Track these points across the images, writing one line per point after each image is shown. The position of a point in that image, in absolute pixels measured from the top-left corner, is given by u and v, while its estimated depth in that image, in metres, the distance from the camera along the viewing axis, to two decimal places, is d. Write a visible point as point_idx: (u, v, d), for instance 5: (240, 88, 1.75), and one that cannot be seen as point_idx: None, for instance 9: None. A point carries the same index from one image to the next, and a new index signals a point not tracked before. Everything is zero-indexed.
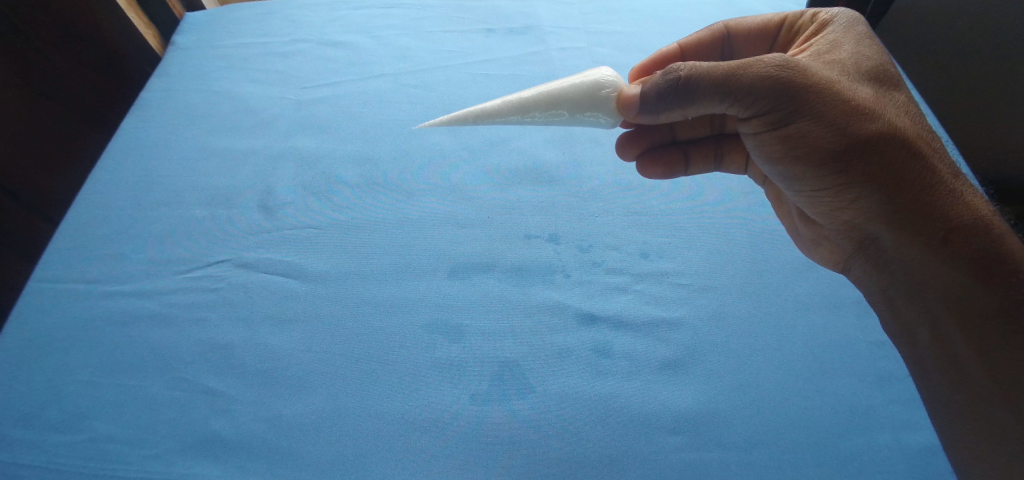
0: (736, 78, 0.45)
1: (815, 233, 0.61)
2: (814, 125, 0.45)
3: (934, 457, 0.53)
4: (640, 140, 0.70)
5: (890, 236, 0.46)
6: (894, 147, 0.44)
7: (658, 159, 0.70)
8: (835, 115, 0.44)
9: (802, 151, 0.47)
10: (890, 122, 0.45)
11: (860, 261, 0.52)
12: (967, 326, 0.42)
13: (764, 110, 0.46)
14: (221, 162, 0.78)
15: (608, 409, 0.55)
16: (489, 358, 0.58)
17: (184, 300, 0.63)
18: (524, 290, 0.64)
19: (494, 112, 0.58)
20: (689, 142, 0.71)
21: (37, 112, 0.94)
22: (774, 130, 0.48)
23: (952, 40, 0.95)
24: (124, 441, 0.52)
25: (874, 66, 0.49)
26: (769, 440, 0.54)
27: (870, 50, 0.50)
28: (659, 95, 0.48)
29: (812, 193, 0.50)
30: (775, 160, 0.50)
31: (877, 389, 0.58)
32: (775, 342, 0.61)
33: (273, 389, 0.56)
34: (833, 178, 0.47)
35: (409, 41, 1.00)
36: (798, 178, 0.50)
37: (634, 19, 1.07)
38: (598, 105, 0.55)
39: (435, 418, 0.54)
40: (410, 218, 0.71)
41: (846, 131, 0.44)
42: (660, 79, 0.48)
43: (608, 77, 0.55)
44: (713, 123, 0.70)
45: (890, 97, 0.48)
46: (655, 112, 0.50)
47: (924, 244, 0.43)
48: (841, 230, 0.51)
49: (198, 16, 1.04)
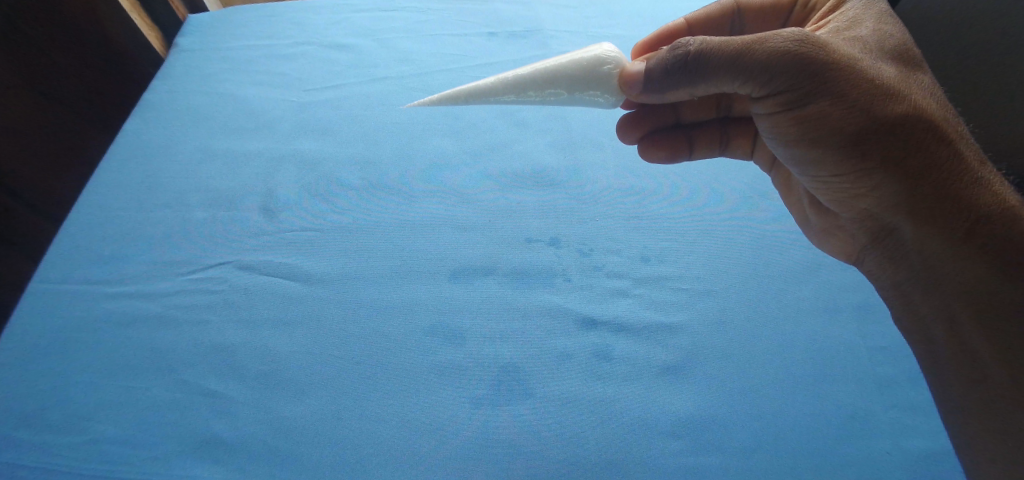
0: (750, 53, 0.44)
1: (829, 224, 0.59)
2: (834, 105, 0.43)
3: (934, 464, 0.53)
4: (642, 123, 0.69)
5: (909, 227, 0.45)
6: (918, 132, 0.43)
7: (661, 143, 0.69)
8: (857, 95, 0.43)
9: (820, 133, 0.45)
10: (914, 104, 0.43)
11: (874, 253, 0.51)
12: (986, 323, 0.41)
13: (778, 87, 0.45)
14: (223, 163, 0.78)
15: (609, 412, 0.54)
16: (489, 361, 0.57)
17: (182, 301, 0.62)
18: (524, 294, 0.63)
19: (489, 91, 0.57)
20: (693, 127, 0.70)
21: (40, 112, 0.94)
22: (790, 110, 0.46)
23: (952, 40, 0.89)
24: (123, 443, 0.51)
25: (897, 44, 0.48)
26: (772, 445, 0.53)
27: (891, 28, 0.49)
28: (665, 72, 0.48)
29: (828, 179, 0.49)
30: (790, 143, 0.49)
31: (878, 395, 0.57)
32: (777, 346, 0.60)
33: (273, 391, 0.55)
34: (852, 164, 0.45)
35: (410, 44, 1.00)
36: (815, 163, 0.49)
37: (636, 22, 1.07)
38: (598, 82, 0.53)
39: (434, 424, 0.53)
40: (410, 221, 0.71)
41: (868, 112, 0.43)
42: (667, 54, 0.47)
43: (610, 53, 0.53)
44: (720, 107, 0.69)
45: (914, 77, 0.46)
46: (660, 91, 0.50)
47: (945, 236, 0.42)
48: (858, 219, 0.50)
49: (201, 16, 1.05)
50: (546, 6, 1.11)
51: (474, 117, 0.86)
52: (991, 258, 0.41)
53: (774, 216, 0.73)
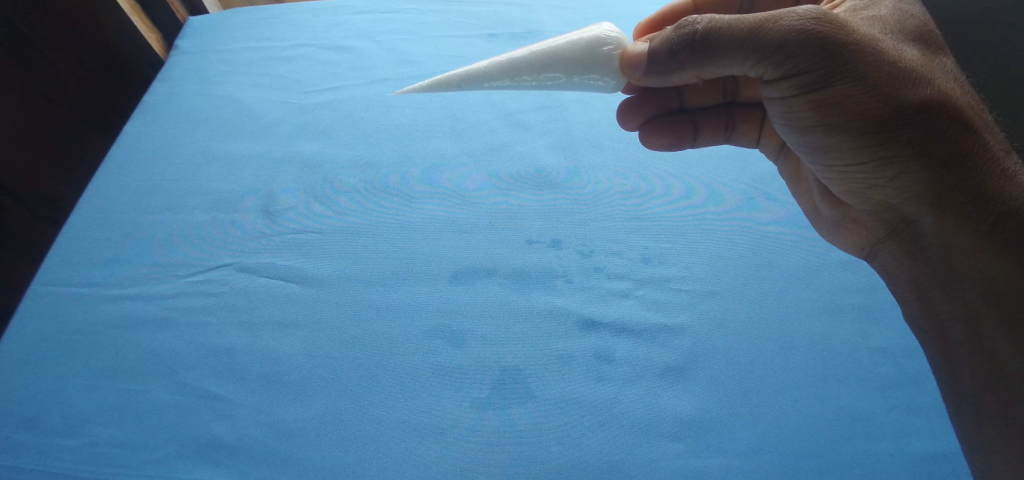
0: (764, 31, 0.43)
1: (841, 215, 0.58)
2: (852, 89, 0.43)
3: (935, 466, 0.52)
4: (644, 109, 0.68)
5: (930, 218, 0.44)
6: (942, 119, 0.42)
7: (665, 129, 0.68)
8: (879, 79, 0.42)
9: (838, 119, 0.45)
10: (938, 89, 0.43)
11: (891, 246, 0.50)
12: (1010, 320, 0.40)
13: (793, 69, 0.44)
14: (222, 166, 0.78)
15: (609, 415, 0.53)
16: (490, 363, 0.57)
17: (182, 303, 0.62)
18: (524, 296, 0.62)
19: (482, 74, 0.55)
20: (697, 112, 0.69)
21: (42, 114, 0.95)
22: (806, 94, 0.45)
23: None
24: (123, 446, 0.51)
25: (917, 26, 0.47)
26: (773, 447, 0.52)
27: (911, 7, 0.48)
28: (672, 51, 0.46)
29: (845, 167, 0.49)
30: (806, 129, 0.48)
31: (879, 396, 0.56)
32: (777, 347, 0.59)
33: (273, 393, 0.54)
34: (871, 152, 0.45)
35: (410, 46, 1.00)
36: (831, 150, 0.48)
37: (637, 22, 1.07)
38: (598, 64, 0.52)
39: (435, 425, 0.52)
40: (410, 224, 0.70)
41: (890, 98, 0.42)
42: (672, 34, 0.46)
43: (609, 33, 0.52)
44: (725, 91, 0.69)
45: (937, 60, 0.46)
46: (665, 72, 0.48)
47: (969, 230, 0.42)
48: (876, 209, 0.50)
49: (201, 21, 1.06)
50: (545, 8, 1.11)
51: (474, 118, 0.86)
52: (1016, 256, 0.41)
53: (776, 216, 0.72)
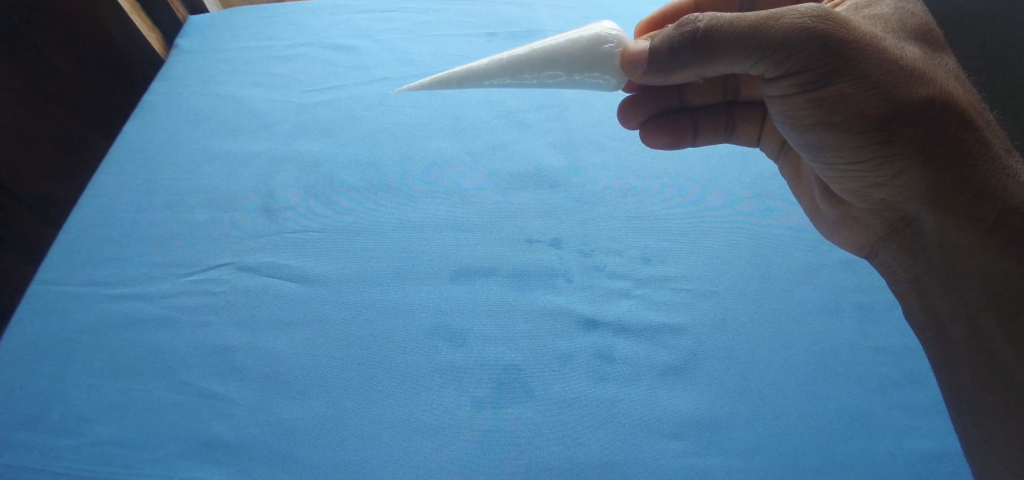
0: (765, 29, 0.43)
1: (842, 214, 0.58)
2: (853, 87, 0.42)
3: (936, 465, 0.52)
4: (644, 108, 0.68)
5: (931, 218, 0.44)
6: (943, 117, 0.42)
7: (665, 128, 0.68)
8: (880, 77, 0.42)
9: (839, 117, 0.45)
10: (939, 87, 0.43)
11: (891, 245, 0.50)
12: (1010, 319, 0.40)
13: (794, 67, 0.44)
14: (223, 166, 0.78)
15: (610, 414, 0.53)
16: (490, 363, 0.57)
17: (182, 303, 0.62)
18: (525, 295, 0.62)
19: (482, 72, 0.55)
20: (698, 111, 0.69)
21: (41, 113, 0.95)
22: (807, 92, 0.45)
23: None
24: (124, 445, 0.51)
25: (919, 24, 0.47)
26: (774, 447, 0.52)
27: (913, 6, 0.48)
28: (672, 50, 0.46)
29: (846, 166, 0.49)
30: (806, 127, 0.48)
31: (879, 395, 0.56)
32: (778, 346, 0.59)
33: (273, 393, 0.54)
34: (872, 150, 0.45)
35: (410, 45, 1.00)
36: (832, 148, 0.48)
37: (637, 22, 1.07)
38: (599, 62, 0.52)
39: (435, 425, 0.52)
40: (410, 223, 0.70)
41: (891, 96, 0.42)
42: (673, 32, 0.46)
43: (610, 32, 0.52)
44: (726, 90, 0.69)
45: (939, 59, 0.46)
46: (665, 71, 0.48)
47: (970, 229, 0.42)
48: (876, 208, 0.50)
49: (201, 20, 1.05)
50: (546, 7, 1.11)
51: (474, 118, 0.86)
52: (1017, 255, 0.41)
53: (776, 216, 0.72)
